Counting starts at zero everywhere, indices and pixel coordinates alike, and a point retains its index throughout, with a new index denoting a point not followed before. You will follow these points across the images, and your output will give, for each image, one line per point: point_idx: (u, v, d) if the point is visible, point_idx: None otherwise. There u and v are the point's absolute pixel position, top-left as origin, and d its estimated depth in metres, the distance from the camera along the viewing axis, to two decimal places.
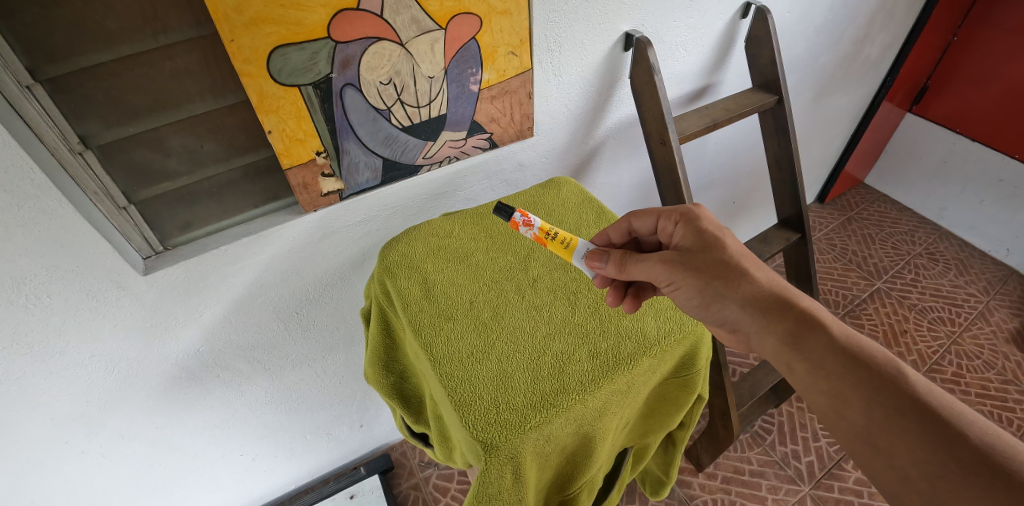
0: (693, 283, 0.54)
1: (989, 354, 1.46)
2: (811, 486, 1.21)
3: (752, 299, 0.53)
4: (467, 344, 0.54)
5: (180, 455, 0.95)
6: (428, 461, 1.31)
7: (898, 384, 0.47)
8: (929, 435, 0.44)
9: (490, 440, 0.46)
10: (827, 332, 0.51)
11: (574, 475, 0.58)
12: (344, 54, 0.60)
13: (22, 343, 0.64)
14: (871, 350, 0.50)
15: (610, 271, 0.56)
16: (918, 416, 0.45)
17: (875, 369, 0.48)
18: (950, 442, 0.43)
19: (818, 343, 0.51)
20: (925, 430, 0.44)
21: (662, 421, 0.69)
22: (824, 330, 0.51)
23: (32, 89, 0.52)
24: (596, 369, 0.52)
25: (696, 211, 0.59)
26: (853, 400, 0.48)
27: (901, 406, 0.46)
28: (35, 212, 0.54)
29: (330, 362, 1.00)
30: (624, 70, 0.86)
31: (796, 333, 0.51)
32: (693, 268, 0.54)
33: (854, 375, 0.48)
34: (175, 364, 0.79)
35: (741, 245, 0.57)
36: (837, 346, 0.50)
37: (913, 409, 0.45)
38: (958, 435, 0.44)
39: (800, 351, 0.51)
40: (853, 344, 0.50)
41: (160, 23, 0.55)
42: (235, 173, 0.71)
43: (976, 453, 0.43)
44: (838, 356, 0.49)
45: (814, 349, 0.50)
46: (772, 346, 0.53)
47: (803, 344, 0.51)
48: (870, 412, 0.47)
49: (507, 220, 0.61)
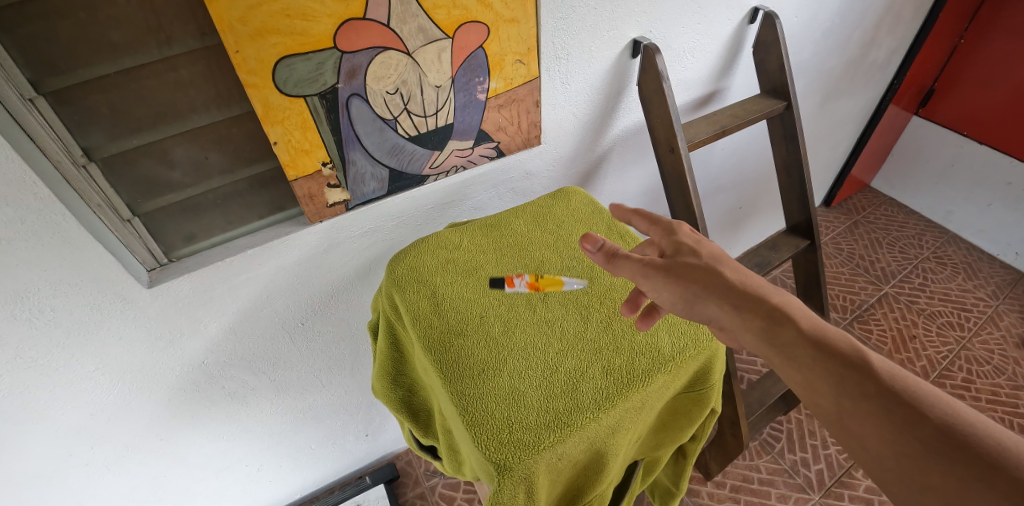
0: (675, 284, 0.53)
1: (999, 359, 1.44)
2: (821, 494, 1.20)
3: (729, 295, 0.52)
4: (477, 359, 0.52)
5: (185, 468, 0.94)
6: (434, 470, 1.30)
7: (865, 369, 0.46)
8: (895, 416, 0.43)
9: (503, 460, 0.45)
10: (795, 324, 0.50)
11: (585, 491, 0.57)
12: (350, 64, 0.59)
13: (26, 357, 0.63)
14: (839, 338, 0.49)
15: (607, 249, 0.56)
16: (886, 400, 0.44)
17: (841, 357, 0.47)
18: (916, 421, 0.42)
19: (789, 335, 0.49)
20: (893, 412, 0.43)
21: (674, 434, 0.67)
22: (795, 321, 0.50)
23: (34, 102, 0.51)
24: (609, 385, 0.50)
25: (678, 226, 0.59)
26: (824, 388, 0.47)
27: (868, 391, 0.45)
28: (39, 225, 0.53)
29: (336, 372, 0.99)
30: (632, 76, 0.85)
31: (767, 327, 0.50)
32: (676, 271, 0.53)
33: (820, 364, 0.47)
34: (180, 375, 0.79)
35: (722, 250, 0.56)
36: (807, 337, 0.49)
37: (880, 393, 0.44)
38: (922, 415, 0.42)
39: (773, 344, 0.50)
40: (822, 334, 0.49)
41: (164, 34, 0.54)
42: (240, 185, 0.70)
43: (942, 431, 0.41)
44: (808, 349, 0.48)
45: (787, 341, 0.49)
46: (748, 342, 0.51)
47: (776, 336, 0.50)
48: (839, 397, 0.46)
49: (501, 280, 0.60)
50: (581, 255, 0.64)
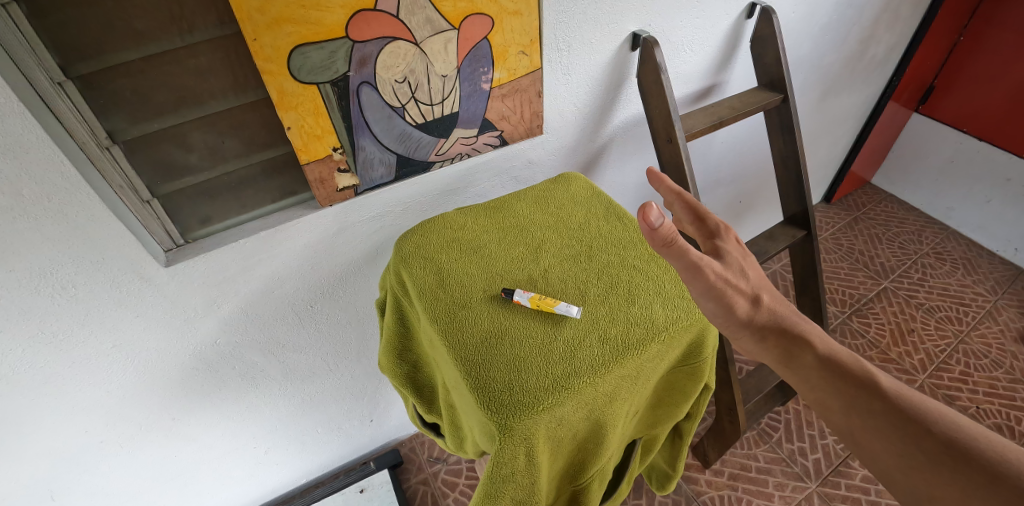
0: (716, 301, 0.54)
1: (997, 353, 1.46)
2: (818, 483, 1.22)
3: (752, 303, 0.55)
4: (479, 329, 0.55)
5: (196, 448, 0.98)
6: (437, 457, 1.32)
7: (874, 388, 0.50)
8: (902, 433, 0.48)
9: (504, 420, 0.48)
10: (810, 348, 0.54)
11: (585, 462, 0.59)
12: (361, 53, 0.62)
13: (48, 332, 0.67)
14: (851, 360, 0.53)
15: (670, 232, 0.48)
16: (894, 417, 0.49)
17: (852, 378, 0.51)
18: (921, 436, 0.47)
19: (805, 358, 0.53)
20: (901, 428, 0.48)
21: (670, 410, 0.70)
22: (810, 344, 0.54)
23: (63, 86, 0.55)
24: (607, 353, 0.52)
25: (725, 228, 0.57)
26: (836, 407, 0.51)
27: (876, 409, 0.49)
28: (64, 204, 0.57)
29: (343, 356, 1.02)
30: (631, 68, 0.87)
31: (787, 350, 0.54)
32: (722, 289, 0.53)
33: (832, 385, 0.52)
34: (193, 355, 0.82)
35: (762, 275, 0.57)
36: (821, 359, 0.53)
37: (888, 411, 0.49)
38: (927, 430, 0.47)
39: (792, 367, 0.54)
40: (834, 355, 0.53)
41: (186, 22, 0.57)
42: (254, 169, 0.73)
43: (944, 443, 0.46)
44: (822, 372, 0.52)
45: (803, 365, 0.53)
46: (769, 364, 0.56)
47: (794, 360, 0.54)
48: (850, 415, 0.50)
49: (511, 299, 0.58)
50: (580, 235, 0.66)
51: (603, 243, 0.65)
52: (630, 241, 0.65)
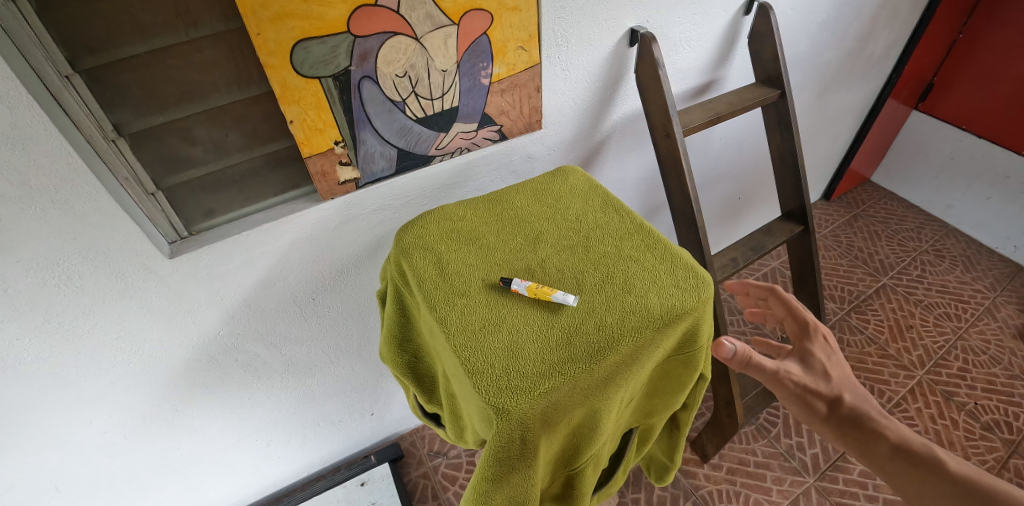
0: (798, 404, 0.60)
1: (995, 349, 1.46)
2: (815, 477, 1.22)
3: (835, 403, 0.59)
4: (478, 317, 0.56)
5: (199, 439, 0.99)
6: (437, 451, 1.33)
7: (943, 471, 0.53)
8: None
9: (502, 404, 0.49)
10: (884, 437, 0.56)
11: (581, 449, 0.60)
12: (362, 48, 0.63)
13: (53, 322, 0.68)
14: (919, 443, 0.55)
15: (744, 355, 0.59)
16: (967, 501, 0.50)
17: (924, 463, 0.54)
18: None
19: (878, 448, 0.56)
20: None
21: (666, 400, 0.71)
22: (882, 431, 0.56)
23: (70, 79, 0.56)
24: (603, 340, 0.53)
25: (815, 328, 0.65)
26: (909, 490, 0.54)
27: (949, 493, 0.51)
28: (71, 195, 0.58)
29: (344, 349, 1.03)
30: (629, 64, 0.88)
31: (859, 438, 0.57)
32: (804, 393, 0.59)
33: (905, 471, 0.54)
34: (197, 346, 0.83)
35: (847, 372, 0.62)
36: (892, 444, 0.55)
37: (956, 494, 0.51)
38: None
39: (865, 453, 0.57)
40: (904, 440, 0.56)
41: (191, 17, 0.58)
42: (256, 162, 0.74)
43: None
44: (893, 459, 0.55)
45: (876, 451, 0.56)
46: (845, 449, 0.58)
47: (866, 446, 0.57)
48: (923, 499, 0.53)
49: (509, 289, 0.59)
50: (577, 226, 0.67)
51: (599, 234, 0.66)
52: (626, 232, 0.66)
